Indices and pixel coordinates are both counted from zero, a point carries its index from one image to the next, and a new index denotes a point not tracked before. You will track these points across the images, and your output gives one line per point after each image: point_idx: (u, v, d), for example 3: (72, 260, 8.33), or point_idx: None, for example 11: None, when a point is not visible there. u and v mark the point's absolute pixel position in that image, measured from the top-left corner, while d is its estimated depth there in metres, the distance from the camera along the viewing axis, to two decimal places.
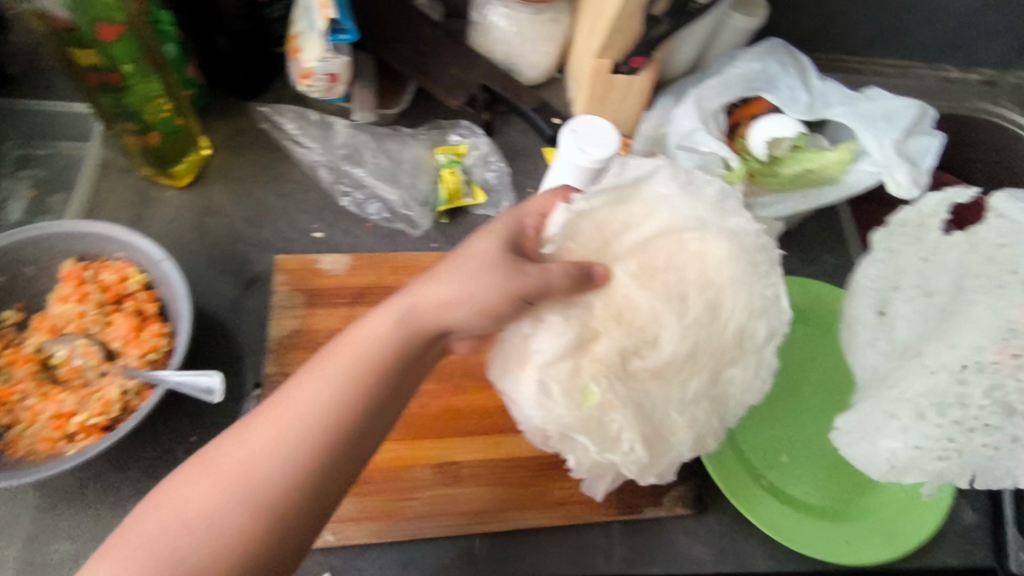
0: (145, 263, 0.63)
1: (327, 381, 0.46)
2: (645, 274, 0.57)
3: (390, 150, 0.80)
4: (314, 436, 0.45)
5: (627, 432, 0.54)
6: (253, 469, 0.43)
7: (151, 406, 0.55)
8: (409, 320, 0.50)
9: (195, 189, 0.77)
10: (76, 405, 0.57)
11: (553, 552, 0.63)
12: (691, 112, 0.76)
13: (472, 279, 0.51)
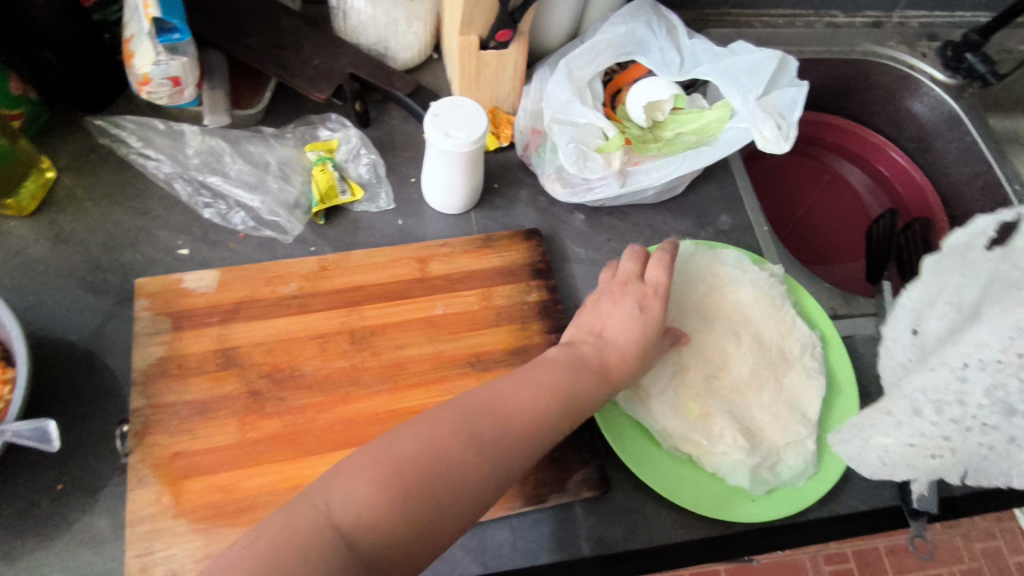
0: None
1: (520, 395, 0.53)
2: (703, 316, 0.75)
3: (247, 154, 0.75)
4: (526, 442, 0.51)
5: (728, 430, 0.66)
6: (470, 456, 0.48)
7: None
8: (611, 339, 0.60)
9: (42, 217, 0.71)
10: None
11: (458, 554, 0.60)
12: (561, 83, 0.73)
13: (657, 310, 0.62)
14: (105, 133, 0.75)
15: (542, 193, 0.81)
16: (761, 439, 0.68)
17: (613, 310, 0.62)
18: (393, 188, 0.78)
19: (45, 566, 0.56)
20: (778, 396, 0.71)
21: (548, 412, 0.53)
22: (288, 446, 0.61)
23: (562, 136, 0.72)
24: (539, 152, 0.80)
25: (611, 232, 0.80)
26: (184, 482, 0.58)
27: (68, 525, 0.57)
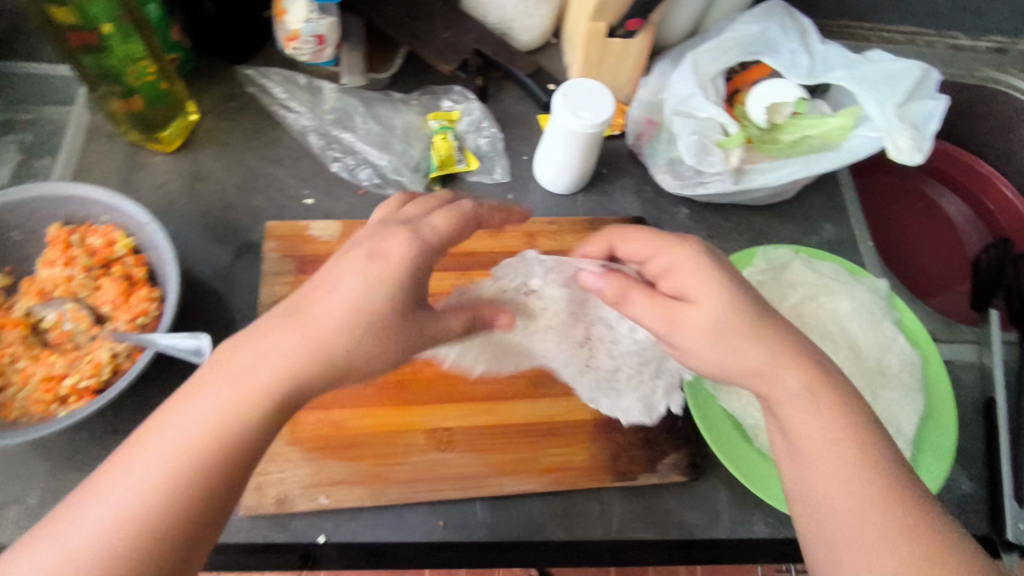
0: (131, 227, 0.62)
1: (259, 372, 0.42)
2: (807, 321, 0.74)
3: (379, 116, 0.78)
4: (256, 424, 0.41)
5: None
6: (208, 448, 0.39)
7: (141, 367, 0.55)
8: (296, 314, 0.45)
9: (184, 154, 0.76)
10: (66, 368, 0.58)
11: (545, 517, 0.62)
12: (687, 76, 0.73)
13: (349, 271, 0.47)
14: (245, 83, 0.80)
15: (650, 183, 0.82)
16: None
17: (351, 285, 0.46)
18: (510, 163, 0.80)
19: None
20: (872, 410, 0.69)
21: (299, 381, 0.43)
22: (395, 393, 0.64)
23: (683, 129, 0.73)
24: (652, 143, 0.80)
25: (715, 229, 0.81)
26: (300, 415, 0.62)
27: None
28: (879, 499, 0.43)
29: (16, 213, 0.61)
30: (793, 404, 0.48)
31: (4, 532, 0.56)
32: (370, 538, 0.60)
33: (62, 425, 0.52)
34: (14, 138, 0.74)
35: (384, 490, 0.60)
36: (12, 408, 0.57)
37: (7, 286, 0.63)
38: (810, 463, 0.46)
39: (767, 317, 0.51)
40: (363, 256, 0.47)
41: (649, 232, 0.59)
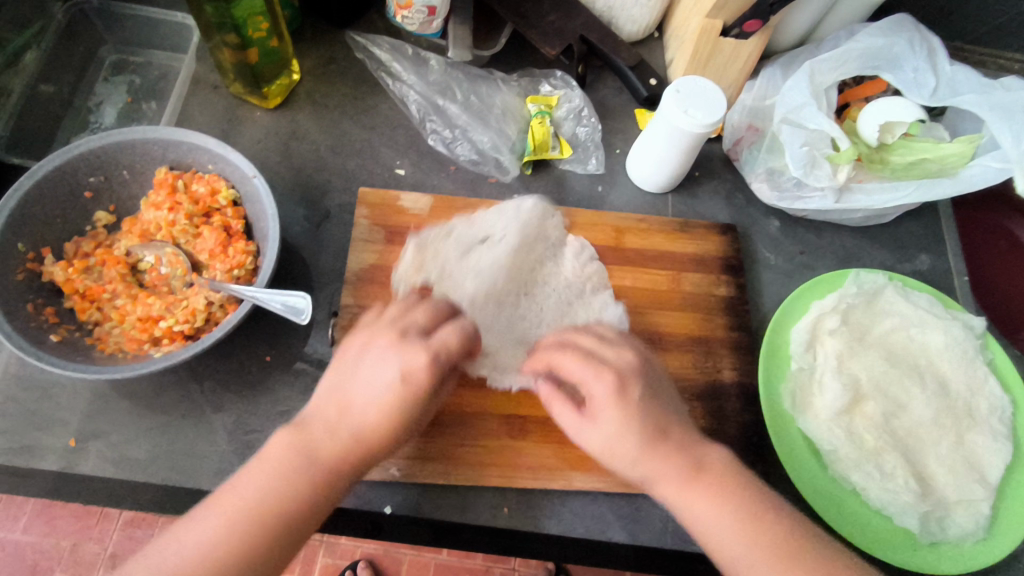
0: (235, 179, 0.62)
1: (283, 451, 0.48)
2: (889, 350, 0.71)
3: (481, 94, 0.78)
4: (270, 529, 0.45)
5: (901, 470, 0.64)
6: (214, 558, 0.44)
7: (238, 319, 0.55)
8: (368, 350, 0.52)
9: (283, 112, 0.76)
10: (163, 311, 0.59)
11: (609, 518, 0.61)
12: (801, 84, 0.70)
13: (366, 384, 0.50)
14: (348, 47, 0.80)
15: (742, 190, 0.80)
16: (931, 487, 0.65)
17: (370, 375, 0.51)
18: (606, 155, 0.79)
19: (249, 426, 0.61)
20: (956, 450, 0.66)
21: (303, 504, 0.47)
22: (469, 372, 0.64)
23: (792, 140, 0.70)
24: (752, 150, 0.78)
25: (805, 245, 0.78)
26: None
27: (273, 395, 0.62)
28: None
29: (126, 154, 0.61)
30: (719, 532, 0.49)
31: (92, 463, 0.58)
32: (435, 514, 0.60)
33: (158, 366, 0.53)
34: (123, 79, 0.75)
35: (455, 469, 0.60)
36: (106, 343, 0.58)
37: (110, 223, 0.64)
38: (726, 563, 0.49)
39: (661, 448, 0.51)
40: (392, 382, 0.50)
41: (586, 341, 0.57)
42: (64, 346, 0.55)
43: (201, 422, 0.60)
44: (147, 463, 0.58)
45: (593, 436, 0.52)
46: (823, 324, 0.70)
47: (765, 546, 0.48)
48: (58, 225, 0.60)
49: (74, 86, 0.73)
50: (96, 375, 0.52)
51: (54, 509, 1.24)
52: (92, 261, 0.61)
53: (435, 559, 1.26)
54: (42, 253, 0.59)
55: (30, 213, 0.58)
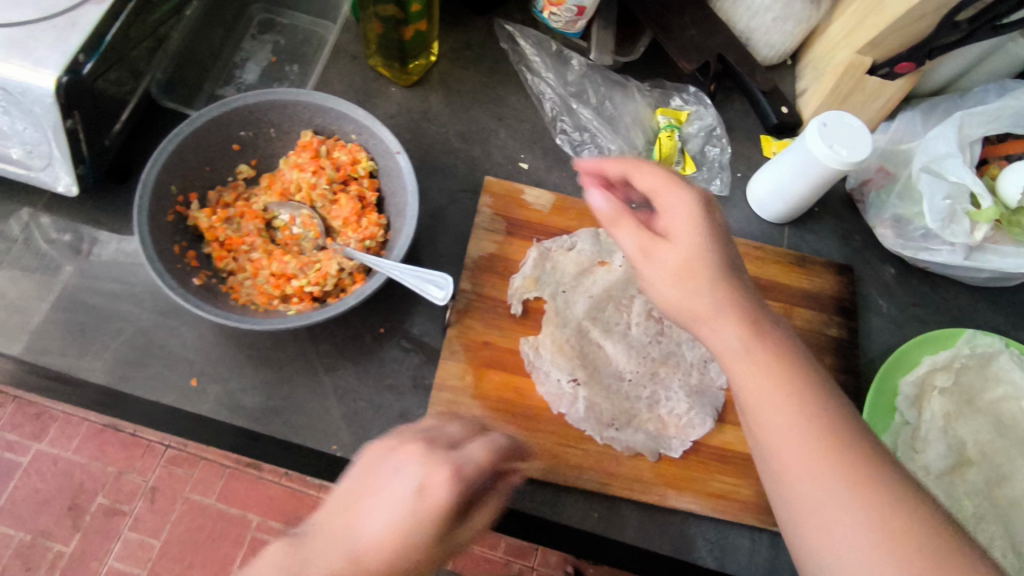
0: (376, 152, 0.63)
1: (374, 539, 0.42)
2: (1000, 420, 0.67)
3: (612, 100, 0.77)
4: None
5: (997, 541, 0.61)
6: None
7: (372, 290, 0.56)
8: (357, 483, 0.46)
9: (416, 91, 0.77)
10: (297, 270, 0.60)
11: (698, 539, 0.61)
12: (948, 134, 0.69)
13: (383, 529, 0.42)
14: (487, 36, 0.81)
15: (860, 232, 0.78)
16: None
17: (382, 497, 0.44)
18: (730, 177, 0.78)
19: (358, 393, 0.62)
20: None
21: None
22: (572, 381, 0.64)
23: (933, 191, 0.69)
24: (880, 193, 0.76)
25: (919, 297, 0.76)
26: (487, 370, 0.63)
27: (383, 367, 0.63)
28: (840, 475, 0.41)
29: (276, 112, 0.63)
30: (762, 390, 0.45)
31: (207, 404, 0.60)
32: (529, 511, 0.60)
33: (293, 324, 0.54)
34: (269, 39, 0.76)
35: (554, 469, 0.61)
36: (237, 293, 0.59)
37: (249, 177, 0.66)
38: (760, 421, 0.44)
39: (734, 301, 0.47)
40: (407, 498, 0.43)
41: (670, 198, 0.49)
42: (202, 290, 0.57)
43: (315, 383, 0.62)
44: (261, 413, 0.60)
45: (660, 260, 0.48)
46: (931, 379, 0.68)
47: (795, 409, 0.44)
48: (206, 172, 0.62)
49: (224, 39, 0.75)
50: (237, 324, 0.53)
51: (106, 435, 1.29)
52: (232, 213, 0.63)
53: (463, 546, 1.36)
54: (189, 198, 0.61)
55: (185, 159, 0.60)
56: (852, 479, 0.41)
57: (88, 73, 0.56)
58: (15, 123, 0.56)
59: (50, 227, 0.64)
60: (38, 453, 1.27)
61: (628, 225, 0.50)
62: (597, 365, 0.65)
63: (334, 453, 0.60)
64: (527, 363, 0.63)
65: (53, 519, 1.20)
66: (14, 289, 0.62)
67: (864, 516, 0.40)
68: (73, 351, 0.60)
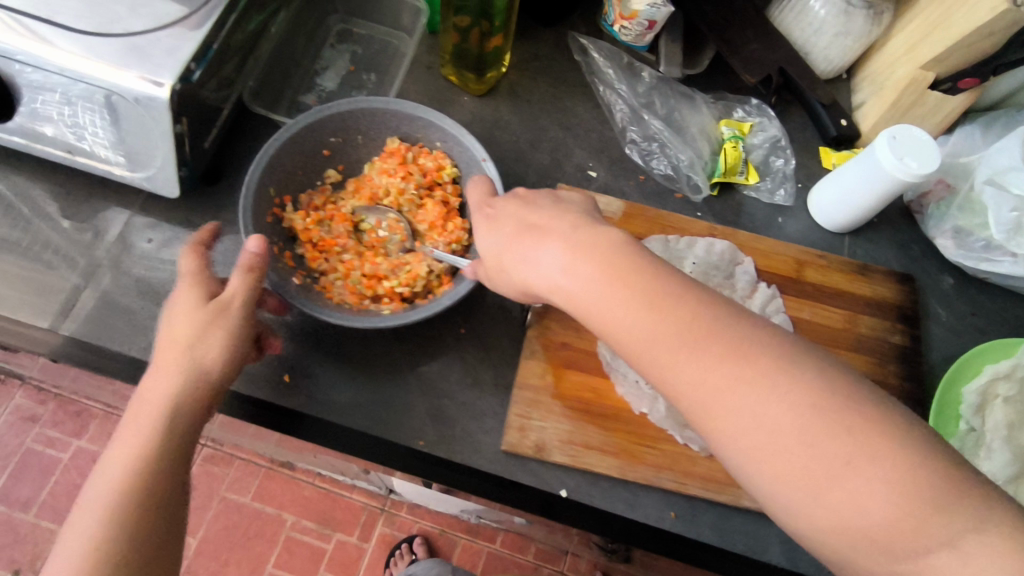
0: (460, 160, 0.66)
1: (194, 351, 0.48)
2: None
3: (677, 111, 0.80)
4: (159, 454, 0.45)
5: None
6: (125, 479, 0.44)
7: (465, 290, 0.58)
8: (178, 306, 0.51)
9: (487, 100, 0.79)
10: (388, 271, 0.63)
11: (771, 539, 0.63)
12: (1012, 147, 0.71)
13: (175, 335, 0.49)
14: (555, 48, 0.83)
15: (919, 243, 0.80)
16: None
17: (180, 320, 0.50)
18: (793, 187, 0.80)
19: (441, 390, 0.64)
20: None
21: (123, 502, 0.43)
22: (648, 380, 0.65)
23: (999, 203, 0.71)
24: (940, 205, 0.77)
25: (978, 307, 0.78)
26: (565, 371, 0.65)
27: (464, 366, 0.65)
28: (793, 418, 0.41)
29: (366, 120, 0.66)
30: (667, 350, 0.44)
31: (299, 400, 0.62)
32: (607, 508, 0.62)
33: (392, 323, 0.56)
34: (347, 49, 0.79)
35: (632, 467, 0.62)
36: (330, 292, 0.62)
37: (336, 182, 0.68)
38: (693, 393, 0.43)
39: (584, 248, 0.48)
40: (189, 309, 0.50)
41: (517, 207, 0.54)
42: (299, 288, 0.59)
43: (400, 381, 0.64)
44: (349, 408, 0.62)
45: (504, 247, 0.52)
46: (995, 388, 0.69)
47: (735, 368, 0.42)
48: (298, 176, 0.65)
49: (306, 49, 0.78)
50: (343, 321, 0.56)
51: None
52: (323, 216, 0.65)
53: (488, 549, 1.42)
54: (284, 200, 0.63)
55: (282, 163, 0.62)
56: (811, 417, 0.40)
57: (196, 80, 0.59)
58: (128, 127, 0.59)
59: (147, 227, 0.68)
60: (79, 449, 1.37)
61: (487, 232, 0.55)
62: None
63: (419, 448, 0.62)
64: (605, 364, 0.65)
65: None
66: (114, 286, 0.65)
67: (838, 448, 0.39)
68: None
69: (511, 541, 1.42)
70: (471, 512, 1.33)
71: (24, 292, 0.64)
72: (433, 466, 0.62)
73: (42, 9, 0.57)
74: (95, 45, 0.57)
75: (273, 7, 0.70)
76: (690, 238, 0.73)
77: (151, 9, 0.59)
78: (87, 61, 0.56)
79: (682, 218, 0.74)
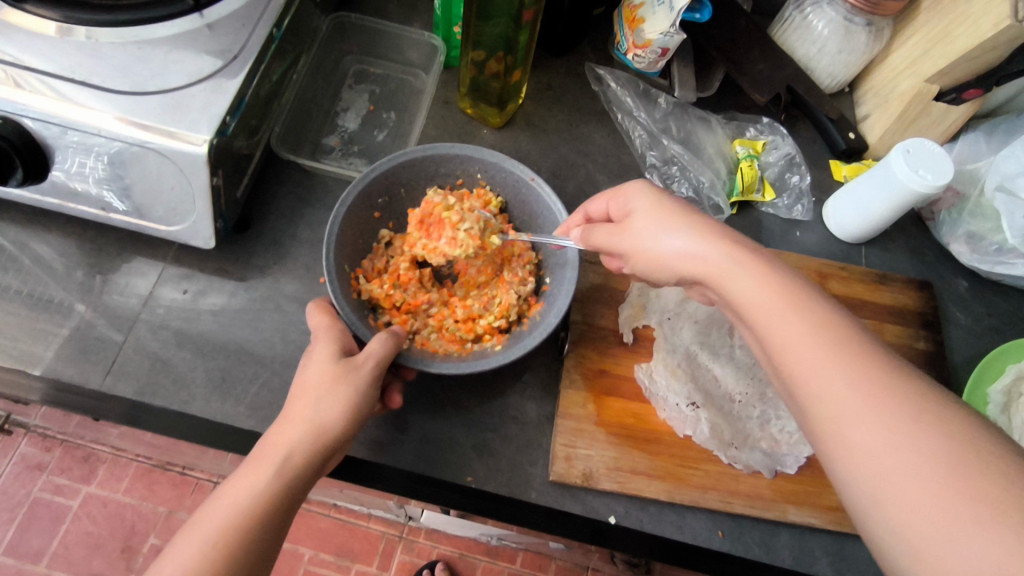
0: (502, 187, 0.69)
1: (321, 405, 0.51)
2: None
3: (694, 133, 0.82)
4: (271, 497, 0.47)
5: None
6: (238, 510, 0.46)
7: (566, 304, 0.61)
8: (319, 368, 0.53)
9: (506, 131, 0.81)
10: (481, 309, 0.64)
11: (817, 550, 0.64)
12: (1019, 154, 0.74)
13: (309, 395, 0.51)
14: (569, 76, 0.85)
15: (931, 248, 0.82)
16: None
17: (312, 381, 0.52)
18: (809, 201, 0.82)
19: (484, 424, 0.65)
20: None
21: (231, 534, 0.45)
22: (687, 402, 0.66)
23: (1011, 208, 0.73)
24: (951, 212, 0.80)
25: (992, 307, 0.80)
26: (606, 398, 0.66)
27: (505, 398, 0.66)
28: (952, 476, 0.37)
29: (407, 172, 0.66)
30: (833, 380, 0.43)
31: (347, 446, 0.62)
32: (657, 531, 0.63)
33: (519, 354, 0.58)
34: (366, 88, 0.80)
35: (679, 489, 0.63)
36: (431, 346, 0.62)
37: (389, 240, 0.69)
38: (845, 431, 0.41)
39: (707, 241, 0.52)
40: (325, 366, 0.53)
41: (646, 200, 0.57)
42: (407, 349, 0.60)
43: (445, 420, 0.65)
44: (397, 449, 0.63)
45: (676, 249, 0.53)
46: (1019, 387, 0.71)
47: (867, 369, 0.43)
48: (360, 244, 0.65)
49: (326, 90, 0.79)
50: (469, 369, 0.57)
51: (153, 476, 1.37)
52: (394, 279, 0.65)
53: (509, 570, 1.42)
54: (356, 273, 0.63)
55: (345, 237, 0.62)
56: (936, 430, 0.39)
57: (231, 133, 0.60)
58: (164, 183, 0.60)
59: (181, 277, 0.68)
60: (88, 495, 1.34)
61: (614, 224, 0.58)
62: (708, 388, 0.68)
63: (468, 485, 0.62)
64: (645, 389, 0.66)
65: (104, 563, 1.30)
66: (151, 339, 0.64)
67: (950, 453, 0.38)
68: (213, 396, 0.63)
69: (530, 561, 1.42)
70: (489, 534, 1.33)
71: (58, 350, 0.63)
72: (482, 500, 0.62)
73: (76, 71, 0.57)
74: (133, 104, 0.58)
75: (293, 55, 0.72)
76: None
77: (183, 65, 0.60)
78: (123, 121, 0.57)
79: None
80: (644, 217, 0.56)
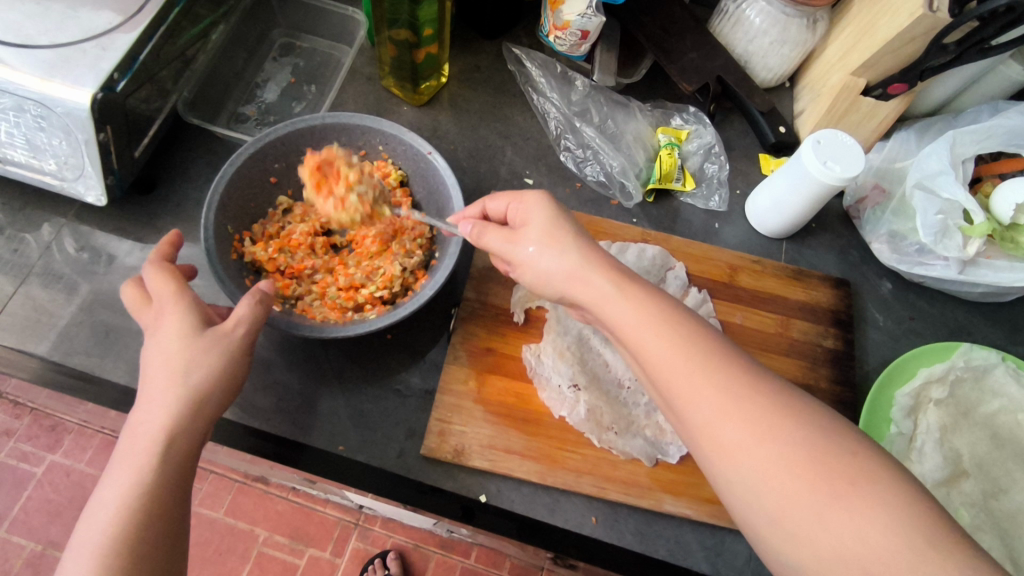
0: (403, 161, 0.69)
1: (194, 374, 0.48)
2: (996, 439, 0.67)
3: (616, 120, 0.81)
4: (153, 489, 0.44)
5: (993, 553, 0.61)
6: (127, 513, 0.43)
7: (443, 277, 0.61)
8: (181, 343, 0.49)
9: (428, 110, 0.81)
10: (364, 279, 0.65)
11: (691, 544, 0.62)
12: (941, 152, 0.71)
13: (174, 370, 0.48)
14: (501, 58, 0.85)
15: (855, 249, 0.80)
16: None
17: (174, 355, 0.49)
18: (728, 193, 0.81)
19: (364, 396, 0.64)
20: None
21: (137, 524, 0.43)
22: (570, 386, 0.65)
23: (926, 206, 0.71)
24: (876, 210, 0.78)
25: (916, 311, 0.77)
26: (489, 376, 0.65)
27: (388, 371, 0.66)
28: (813, 459, 0.40)
29: (305, 140, 0.67)
30: (705, 392, 0.43)
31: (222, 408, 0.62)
32: (528, 514, 0.61)
33: (383, 322, 0.58)
34: (290, 62, 0.81)
35: (553, 472, 0.62)
36: (310, 312, 0.62)
37: (287, 208, 0.69)
38: (717, 431, 0.42)
39: (592, 257, 0.51)
40: (189, 337, 0.50)
41: (535, 211, 0.56)
42: (281, 313, 0.60)
43: (324, 389, 0.64)
44: (270, 413, 0.63)
45: (559, 270, 0.52)
46: (928, 391, 0.68)
47: (736, 378, 0.43)
48: (251, 208, 0.66)
49: (247, 61, 0.80)
50: (333, 333, 0.57)
51: None
52: (283, 245, 0.66)
53: (462, 565, 1.31)
54: (241, 235, 0.64)
55: (232, 198, 0.63)
56: (797, 427, 0.41)
57: (121, 90, 0.61)
58: (56, 138, 0.61)
59: (81, 234, 0.69)
60: (52, 463, 1.26)
61: (506, 237, 0.56)
62: (596, 373, 0.67)
63: (338, 454, 0.62)
64: (530, 369, 0.65)
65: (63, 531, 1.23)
66: (41, 291, 0.65)
67: (808, 446, 0.40)
68: (97, 352, 0.63)
69: (485, 556, 1.30)
70: (443, 526, 1.22)
71: None
72: (351, 470, 0.62)
73: None
74: (23, 56, 0.58)
75: (208, 21, 0.72)
76: (622, 243, 0.73)
77: (80, 21, 0.61)
78: (16, 73, 0.58)
79: (614, 224, 0.75)
80: (536, 231, 0.54)
